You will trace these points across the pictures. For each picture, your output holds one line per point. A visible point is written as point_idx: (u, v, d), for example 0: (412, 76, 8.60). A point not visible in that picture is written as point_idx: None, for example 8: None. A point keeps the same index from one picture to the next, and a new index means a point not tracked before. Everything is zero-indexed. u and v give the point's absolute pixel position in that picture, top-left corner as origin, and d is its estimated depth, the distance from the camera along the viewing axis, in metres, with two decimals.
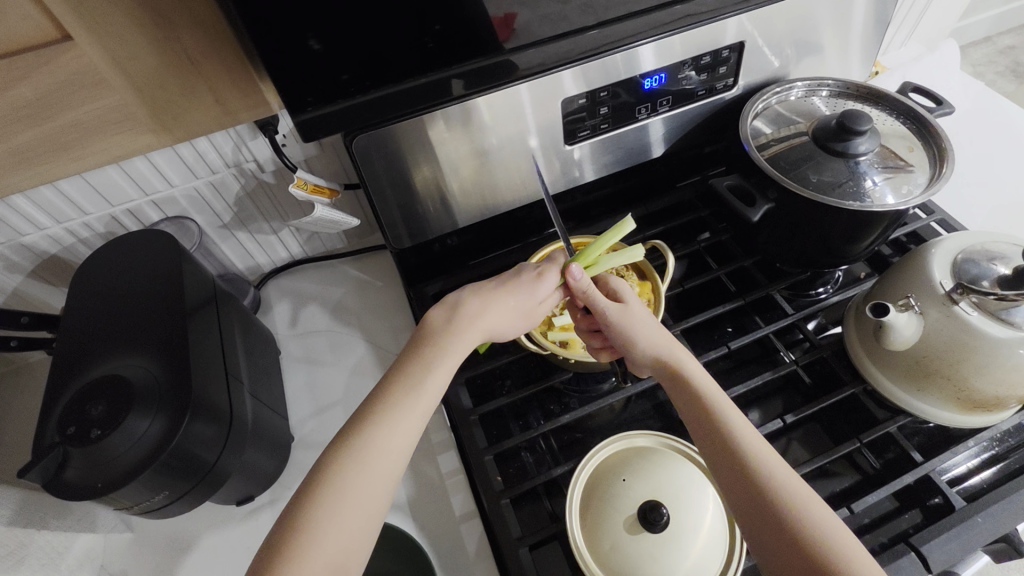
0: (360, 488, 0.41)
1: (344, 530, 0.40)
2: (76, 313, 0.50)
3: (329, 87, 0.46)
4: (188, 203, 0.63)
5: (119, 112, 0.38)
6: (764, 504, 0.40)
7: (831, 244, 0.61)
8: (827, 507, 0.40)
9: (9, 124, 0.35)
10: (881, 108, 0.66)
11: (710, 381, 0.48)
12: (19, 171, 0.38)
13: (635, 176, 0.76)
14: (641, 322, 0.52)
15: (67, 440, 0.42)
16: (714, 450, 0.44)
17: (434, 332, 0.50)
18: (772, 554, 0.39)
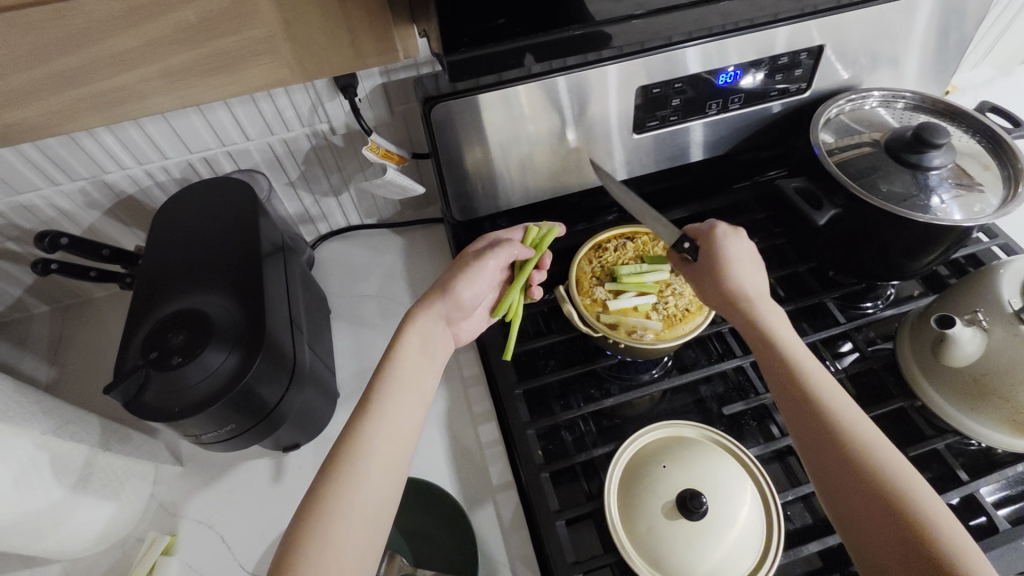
0: (390, 423, 0.47)
1: (356, 503, 0.42)
2: (154, 252, 0.52)
3: (485, 30, 0.49)
4: (260, 156, 0.65)
5: (266, 44, 0.36)
6: (825, 420, 0.45)
7: (892, 257, 0.61)
8: (882, 435, 0.44)
9: (165, 45, 0.34)
10: (956, 125, 0.65)
11: (782, 321, 0.52)
12: (159, 95, 0.37)
13: (692, 174, 0.76)
14: (741, 267, 0.55)
15: (149, 363, 0.44)
16: (783, 381, 0.48)
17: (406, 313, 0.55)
18: (833, 480, 0.42)
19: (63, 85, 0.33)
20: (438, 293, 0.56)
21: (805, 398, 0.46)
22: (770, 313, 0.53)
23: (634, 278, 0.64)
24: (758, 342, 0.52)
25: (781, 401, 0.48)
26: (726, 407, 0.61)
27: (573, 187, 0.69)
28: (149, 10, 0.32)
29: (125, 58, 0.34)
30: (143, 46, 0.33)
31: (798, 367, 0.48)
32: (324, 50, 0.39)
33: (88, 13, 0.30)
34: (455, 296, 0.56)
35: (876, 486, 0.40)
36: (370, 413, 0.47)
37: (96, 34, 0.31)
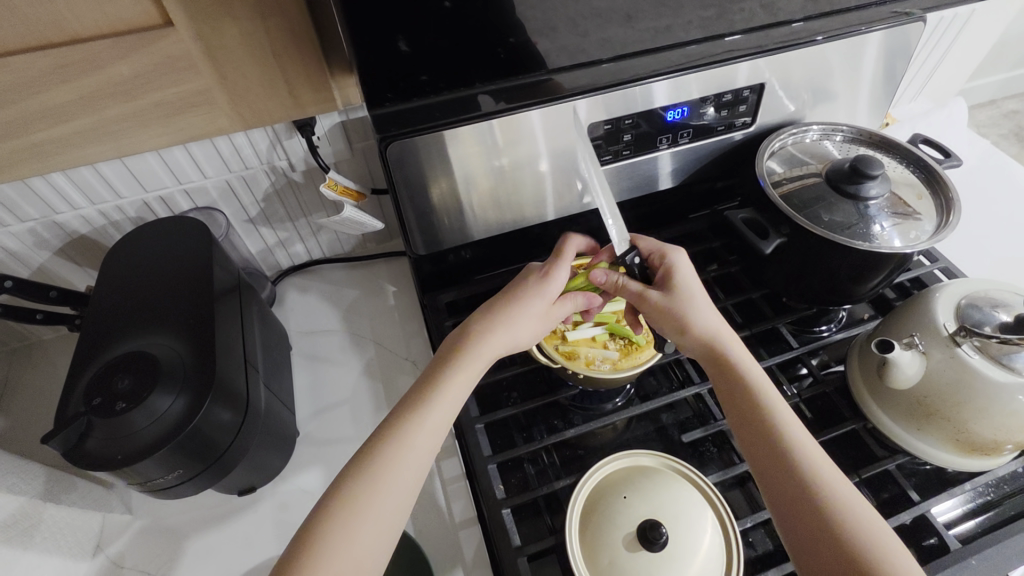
0: (406, 458, 0.46)
1: (360, 545, 0.42)
2: (101, 295, 0.50)
3: (410, 85, 0.54)
4: (218, 194, 0.65)
5: (203, 95, 0.39)
6: (785, 463, 0.46)
7: (839, 283, 0.63)
8: (841, 474, 0.46)
9: (100, 99, 0.36)
10: (892, 156, 0.69)
11: (748, 357, 0.53)
12: (98, 144, 0.39)
13: (649, 205, 0.78)
14: (702, 304, 0.55)
15: (92, 410, 0.42)
16: (749, 420, 0.49)
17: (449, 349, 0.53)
18: (790, 516, 0.44)
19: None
20: (487, 336, 0.53)
21: (768, 440, 0.48)
22: (736, 348, 0.54)
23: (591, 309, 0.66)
24: (724, 378, 0.52)
25: (743, 440, 0.50)
26: (685, 434, 0.61)
27: (550, 215, 0.70)
28: (84, 67, 0.34)
29: (62, 111, 0.36)
30: (80, 99, 0.36)
31: (763, 404, 0.50)
32: (261, 94, 0.42)
33: (20, 70, 0.32)
34: (508, 327, 0.54)
35: (830, 524, 0.43)
36: (384, 448, 0.46)
37: (32, 89, 0.34)
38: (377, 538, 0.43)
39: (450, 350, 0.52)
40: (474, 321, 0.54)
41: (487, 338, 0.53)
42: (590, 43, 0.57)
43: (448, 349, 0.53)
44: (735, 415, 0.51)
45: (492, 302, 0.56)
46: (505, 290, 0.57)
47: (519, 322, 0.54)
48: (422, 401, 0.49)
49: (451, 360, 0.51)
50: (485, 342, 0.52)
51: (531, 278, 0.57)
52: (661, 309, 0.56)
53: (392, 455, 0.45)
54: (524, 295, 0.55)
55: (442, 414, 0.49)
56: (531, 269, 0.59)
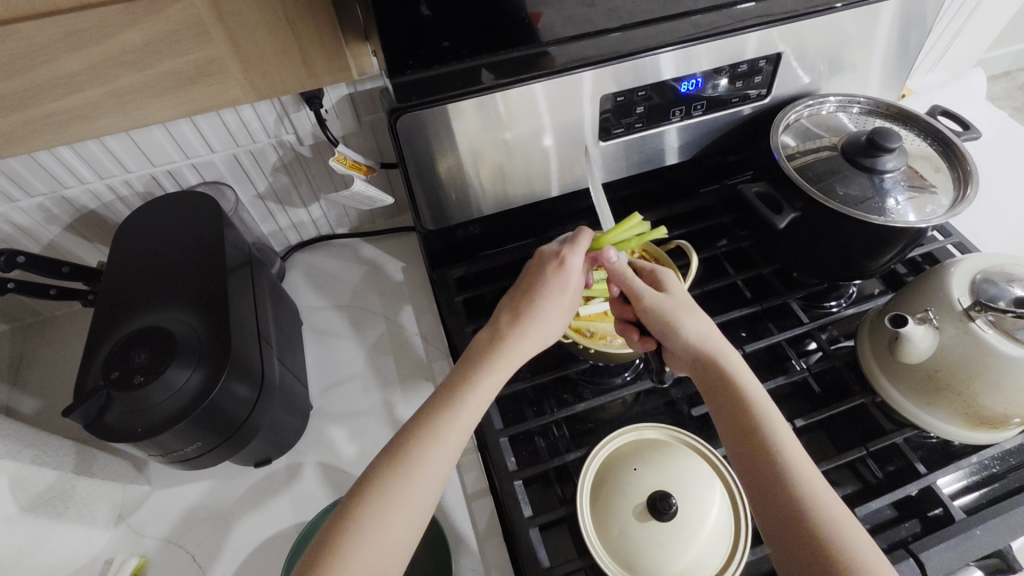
0: (446, 437, 0.47)
1: (396, 526, 0.43)
2: (113, 270, 0.51)
3: (430, 53, 0.52)
4: (226, 169, 0.64)
5: (215, 64, 0.38)
6: (774, 477, 0.46)
7: (852, 258, 0.63)
8: (833, 492, 0.45)
9: (111, 68, 0.35)
10: (908, 128, 0.68)
11: (740, 365, 0.52)
12: (110, 115, 0.39)
13: (661, 178, 0.77)
14: (691, 315, 0.54)
15: (111, 383, 0.43)
16: (739, 430, 0.49)
17: (480, 348, 0.52)
18: (779, 531, 0.44)
19: (11, 107, 0.35)
20: (518, 332, 0.53)
21: (761, 456, 0.47)
22: (726, 356, 0.53)
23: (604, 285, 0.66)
24: (714, 388, 0.52)
25: (735, 452, 0.49)
26: (694, 409, 0.62)
27: (555, 192, 0.69)
28: (96, 35, 0.33)
29: (74, 80, 0.35)
30: (91, 68, 0.35)
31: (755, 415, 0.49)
32: (274, 63, 0.41)
33: (31, 38, 0.32)
34: (540, 326, 0.54)
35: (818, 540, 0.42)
36: (422, 432, 0.47)
37: (42, 57, 0.33)
38: (408, 525, 0.44)
39: (482, 350, 0.52)
40: (506, 325, 0.53)
41: (521, 342, 0.53)
42: (596, 15, 0.56)
43: (478, 351, 0.52)
44: (727, 429, 0.50)
45: (517, 300, 0.55)
46: (531, 284, 0.56)
47: (550, 318, 0.55)
48: (463, 386, 0.50)
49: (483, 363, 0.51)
50: (520, 345, 0.53)
51: (548, 269, 0.56)
52: (654, 314, 0.55)
53: (429, 437, 0.46)
54: (551, 289, 0.55)
55: (476, 406, 0.49)
56: (544, 253, 0.57)
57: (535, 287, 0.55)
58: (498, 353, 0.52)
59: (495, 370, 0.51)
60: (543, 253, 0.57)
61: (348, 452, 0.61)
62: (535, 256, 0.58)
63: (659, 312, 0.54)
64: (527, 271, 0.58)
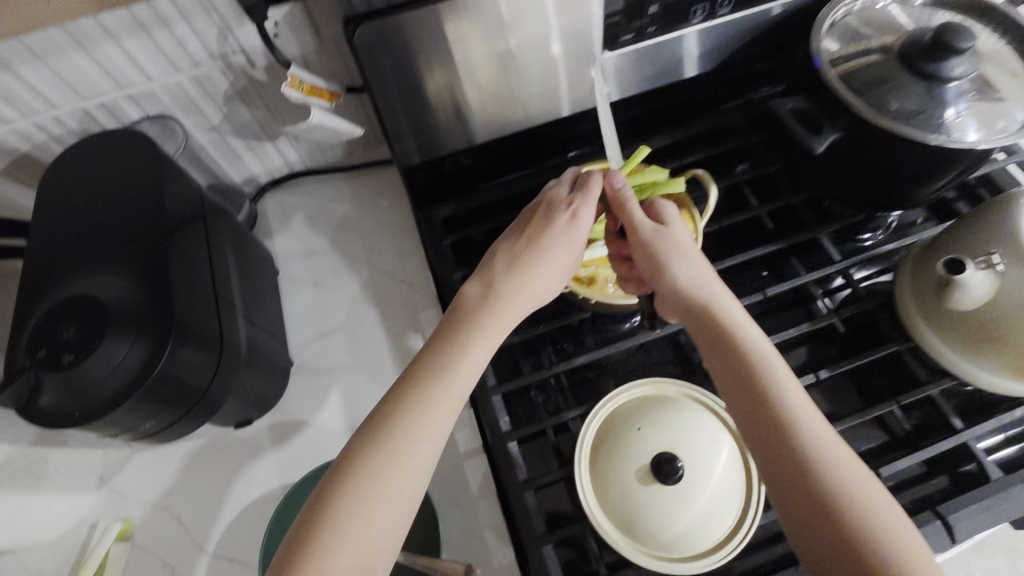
0: (435, 408, 0.40)
1: (381, 512, 0.37)
2: (40, 226, 0.44)
3: None
4: (170, 99, 0.56)
5: None
6: (786, 444, 0.39)
7: (897, 184, 0.54)
8: (852, 457, 0.39)
9: None
10: (980, 22, 0.55)
11: (743, 315, 0.46)
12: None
13: (679, 93, 0.66)
14: (689, 260, 0.48)
15: (38, 364, 0.38)
16: (744, 389, 0.42)
17: (468, 306, 0.45)
18: (791, 504, 0.38)
19: None
20: (516, 284, 0.46)
21: (768, 417, 0.41)
22: (727, 303, 0.46)
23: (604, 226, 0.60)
24: (714, 340, 0.45)
25: (737, 413, 0.43)
26: None
27: (566, 112, 0.61)
28: None
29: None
30: None
31: (761, 373, 0.42)
32: None
33: None
34: (540, 281, 0.47)
35: (838, 515, 0.37)
36: (410, 402, 0.40)
37: None
38: (394, 510, 0.37)
39: (474, 306, 0.45)
40: (499, 279, 0.46)
41: (518, 295, 0.46)
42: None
43: (472, 308, 0.45)
44: (733, 399, 0.43)
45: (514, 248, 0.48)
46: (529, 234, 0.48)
47: (548, 274, 0.47)
48: (452, 347, 0.42)
49: (473, 323, 0.44)
50: (514, 303, 0.45)
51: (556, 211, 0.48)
52: (647, 252, 0.48)
53: (417, 407, 0.40)
54: (553, 235, 0.48)
55: (470, 370, 0.42)
56: (553, 198, 0.50)
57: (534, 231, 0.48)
58: (493, 308, 0.45)
59: (490, 331, 0.44)
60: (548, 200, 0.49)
61: (335, 409, 0.58)
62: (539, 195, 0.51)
63: (653, 248, 0.48)
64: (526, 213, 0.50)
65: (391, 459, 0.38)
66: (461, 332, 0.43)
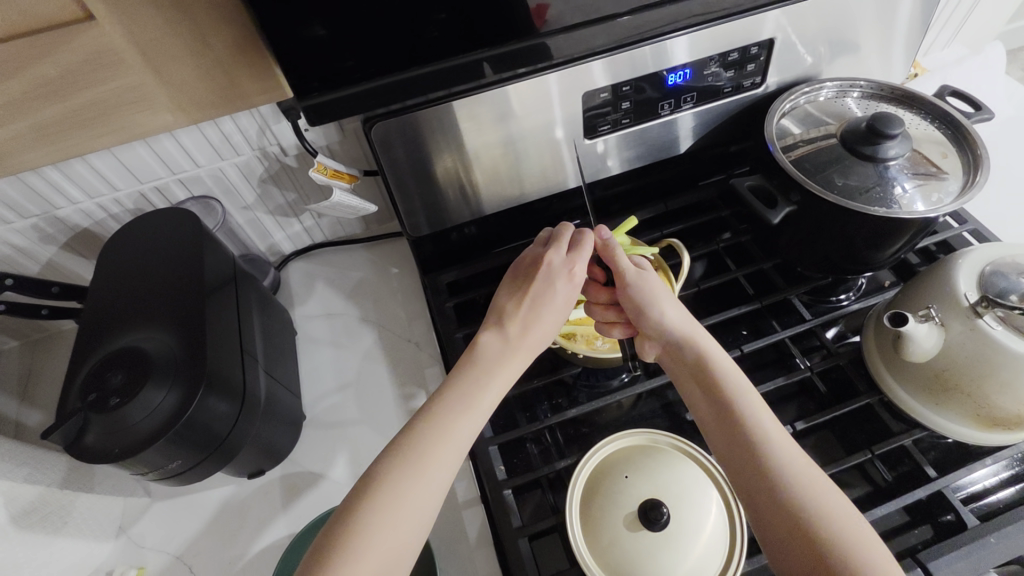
0: (457, 427, 0.45)
1: (405, 521, 0.40)
2: (100, 287, 0.51)
3: (332, 73, 0.45)
4: (213, 183, 0.65)
5: (137, 91, 0.39)
6: (757, 469, 0.43)
7: (855, 250, 0.60)
8: (826, 481, 0.41)
9: (32, 101, 0.35)
10: (914, 111, 0.64)
11: (720, 351, 0.50)
12: (36, 149, 0.39)
13: (659, 172, 0.74)
14: (665, 299, 0.53)
15: (88, 406, 0.44)
16: (718, 419, 0.46)
17: (485, 356, 0.49)
18: (767, 526, 0.41)
19: None
20: (525, 337, 0.51)
21: (741, 444, 0.44)
22: (704, 340, 0.50)
23: None
24: (692, 376, 0.49)
25: (716, 443, 0.46)
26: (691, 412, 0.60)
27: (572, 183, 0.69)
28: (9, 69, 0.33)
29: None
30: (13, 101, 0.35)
31: (734, 404, 0.46)
32: (198, 86, 0.42)
33: None
34: (544, 332, 0.52)
35: (809, 536, 0.39)
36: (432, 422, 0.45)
37: None
38: (418, 519, 0.41)
39: (489, 357, 0.49)
40: (513, 334, 0.51)
41: (528, 347, 0.51)
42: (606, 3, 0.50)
43: (489, 355, 0.49)
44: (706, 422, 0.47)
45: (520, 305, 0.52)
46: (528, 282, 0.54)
47: (550, 316, 0.52)
48: (472, 376, 0.48)
49: (488, 366, 0.48)
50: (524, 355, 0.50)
51: (557, 272, 0.53)
52: (631, 294, 0.53)
53: (440, 426, 0.44)
54: (556, 292, 0.52)
55: (487, 397, 0.47)
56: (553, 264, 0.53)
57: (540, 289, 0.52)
58: (507, 355, 0.49)
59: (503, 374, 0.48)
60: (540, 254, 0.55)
61: (342, 461, 0.61)
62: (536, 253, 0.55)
63: (635, 291, 0.53)
64: (527, 267, 0.55)
65: (414, 471, 0.42)
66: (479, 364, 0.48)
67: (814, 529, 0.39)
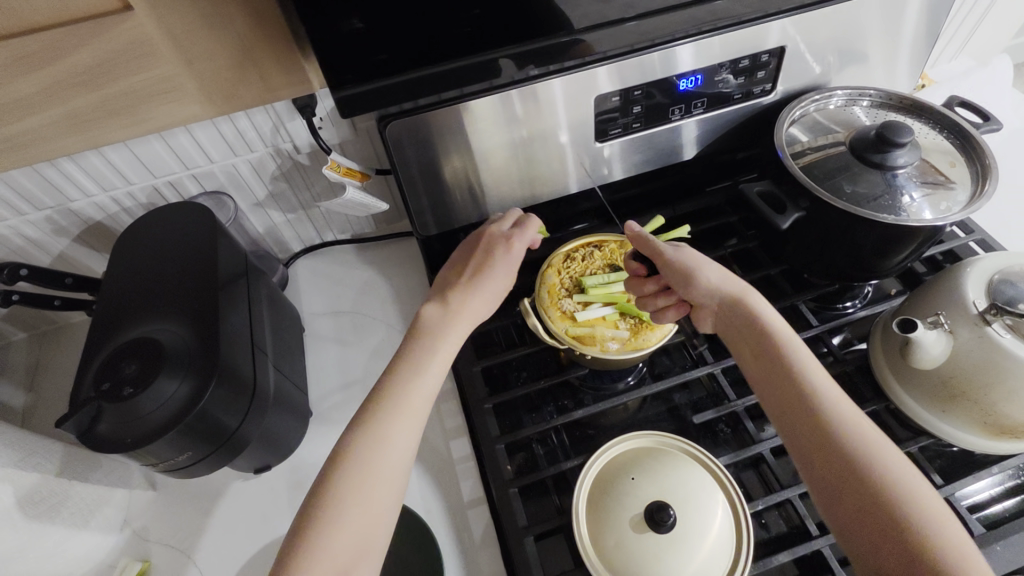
0: (415, 389, 0.48)
1: (379, 476, 0.44)
2: (113, 277, 0.52)
3: (367, 67, 0.47)
4: (226, 178, 0.65)
5: (173, 81, 0.39)
6: (817, 418, 0.45)
7: (863, 258, 0.60)
8: (884, 435, 0.43)
9: (64, 90, 0.35)
10: (923, 121, 0.64)
11: (777, 316, 0.53)
12: (67, 138, 0.38)
13: (667, 177, 0.75)
14: (710, 266, 0.55)
15: (101, 395, 0.44)
16: (778, 374, 0.48)
17: (426, 325, 0.52)
18: (824, 470, 0.43)
19: None
20: (465, 306, 0.53)
21: (800, 397, 0.46)
22: (762, 306, 0.53)
23: (600, 289, 0.62)
24: (752, 337, 0.52)
25: (774, 398, 0.48)
26: (697, 415, 0.60)
27: (574, 187, 0.69)
28: (45, 58, 0.33)
29: (28, 102, 0.35)
30: (44, 91, 0.35)
31: (794, 362, 0.48)
32: (225, 78, 0.42)
33: None
34: (484, 303, 0.55)
35: (869, 479, 0.41)
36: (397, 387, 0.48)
37: None
38: (392, 474, 0.44)
39: (428, 326, 0.52)
40: (453, 303, 0.53)
41: (466, 316, 0.53)
42: (612, 9, 0.52)
43: (431, 325, 0.52)
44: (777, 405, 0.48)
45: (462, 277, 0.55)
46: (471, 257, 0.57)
47: (489, 288, 0.55)
48: (422, 343, 0.51)
49: (432, 334, 0.51)
50: (463, 323, 0.53)
51: (496, 245, 0.56)
52: (677, 267, 0.55)
53: (401, 390, 0.47)
54: (495, 267, 0.55)
55: (439, 361, 0.50)
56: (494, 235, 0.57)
57: (480, 262, 0.56)
58: (449, 324, 0.52)
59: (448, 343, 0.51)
60: (484, 229, 0.59)
61: None
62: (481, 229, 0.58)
63: (680, 264, 0.55)
64: (474, 244, 0.58)
65: (383, 431, 0.45)
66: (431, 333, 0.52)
67: (873, 473, 0.41)
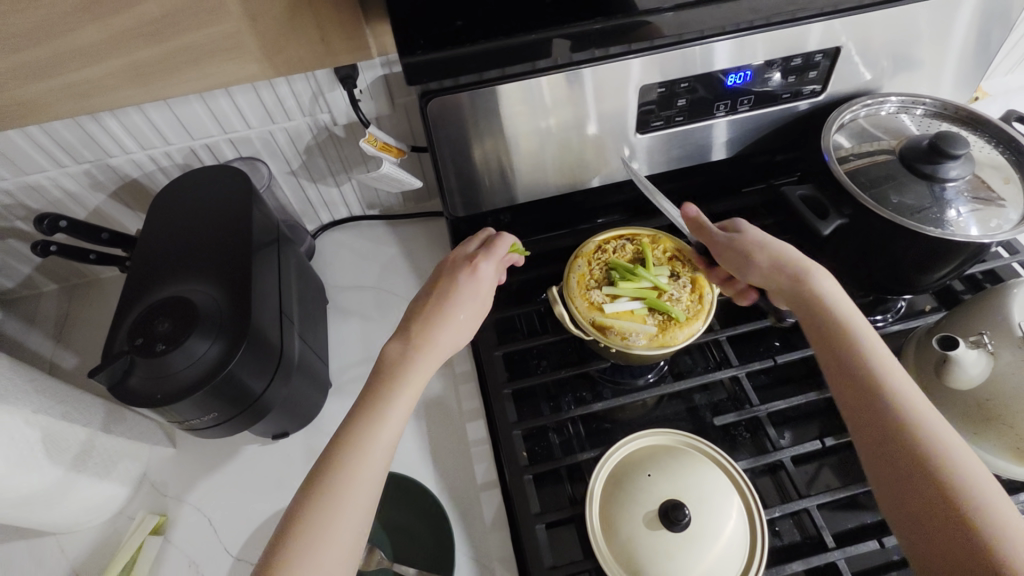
0: (406, 388, 0.47)
1: (362, 479, 0.42)
2: (149, 237, 0.52)
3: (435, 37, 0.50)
4: (262, 144, 0.65)
5: (235, 39, 0.40)
6: (872, 393, 0.43)
7: (902, 271, 0.59)
8: (940, 414, 0.41)
9: (131, 39, 0.37)
10: (978, 134, 0.62)
11: (837, 289, 0.51)
12: (132, 87, 0.41)
13: (702, 175, 0.73)
14: (776, 244, 0.54)
15: (135, 350, 0.44)
16: (835, 349, 0.47)
17: (388, 362, 0.48)
18: (874, 448, 0.42)
19: (42, 74, 0.38)
20: (432, 333, 0.50)
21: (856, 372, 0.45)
22: (825, 280, 0.51)
23: (630, 282, 0.61)
24: (811, 312, 0.50)
25: (830, 374, 0.47)
26: (718, 416, 0.60)
27: (595, 182, 0.68)
28: (116, 5, 0.35)
29: (92, 51, 0.37)
30: (111, 39, 0.37)
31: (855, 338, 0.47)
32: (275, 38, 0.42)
33: (51, 7, 0.34)
34: (453, 329, 0.52)
35: (917, 455, 0.39)
36: (387, 388, 0.47)
37: (63, 26, 0.35)
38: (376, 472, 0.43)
39: (392, 358, 0.48)
40: (416, 333, 0.50)
41: (433, 346, 0.50)
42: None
43: (392, 359, 0.48)
44: (851, 402, 0.44)
45: (424, 309, 0.52)
46: (434, 288, 0.54)
47: (457, 315, 0.52)
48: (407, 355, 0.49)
49: (402, 360, 0.48)
50: (431, 355, 0.49)
51: (460, 271, 0.54)
52: (736, 252, 0.56)
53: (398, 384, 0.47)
54: (460, 293, 0.53)
55: (427, 364, 0.49)
56: (458, 261, 0.56)
57: (445, 289, 0.53)
58: (418, 348, 0.49)
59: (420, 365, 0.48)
60: (450, 256, 0.57)
61: None
62: (449, 258, 0.57)
63: (734, 249, 0.56)
64: (438, 275, 0.56)
65: (369, 431, 0.44)
66: (415, 342, 0.50)
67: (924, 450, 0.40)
